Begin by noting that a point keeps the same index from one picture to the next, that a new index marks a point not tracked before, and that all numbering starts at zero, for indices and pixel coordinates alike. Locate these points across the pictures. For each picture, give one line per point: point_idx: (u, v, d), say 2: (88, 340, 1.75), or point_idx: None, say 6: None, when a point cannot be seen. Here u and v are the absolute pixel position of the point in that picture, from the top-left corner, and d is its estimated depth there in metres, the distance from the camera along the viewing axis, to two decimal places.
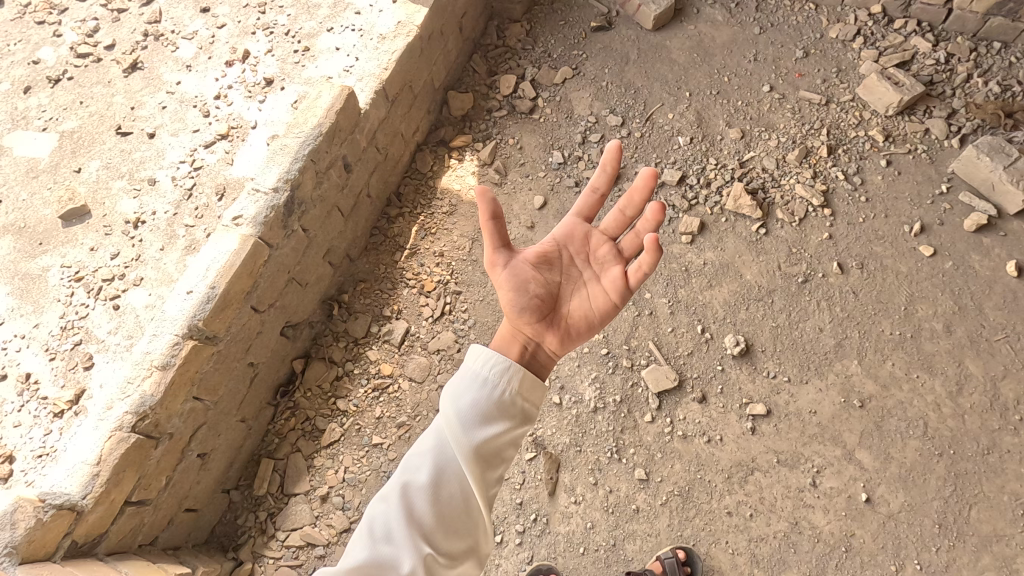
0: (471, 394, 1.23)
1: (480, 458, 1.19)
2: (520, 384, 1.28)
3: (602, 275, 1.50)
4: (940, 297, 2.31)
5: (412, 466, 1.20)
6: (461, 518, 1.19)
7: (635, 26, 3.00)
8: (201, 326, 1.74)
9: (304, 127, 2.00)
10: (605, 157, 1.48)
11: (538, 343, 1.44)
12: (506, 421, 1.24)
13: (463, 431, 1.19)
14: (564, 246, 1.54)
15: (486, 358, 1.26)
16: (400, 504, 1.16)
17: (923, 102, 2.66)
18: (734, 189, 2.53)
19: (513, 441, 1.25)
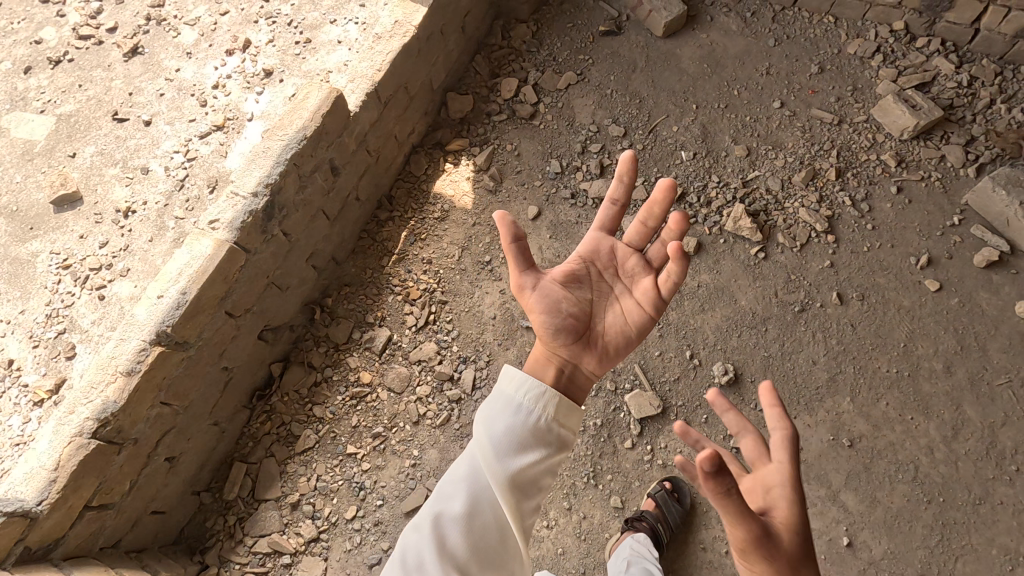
0: (506, 421, 1.29)
1: (513, 486, 1.25)
2: (555, 411, 1.33)
3: (633, 288, 1.49)
4: (942, 335, 2.22)
5: (446, 495, 1.28)
6: (494, 545, 1.26)
7: (645, 32, 2.90)
8: (170, 332, 1.71)
9: (289, 129, 1.95)
10: (621, 169, 1.47)
11: (575, 364, 1.44)
12: (540, 450, 1.29)
13: (496, 459, 1.26)
14: (591, 262, 1.53)
15: (518, 387, 1.33)
16: (434, 532, 1.24)
17: (941, 127, 2.54)
18: (735, 210, 2.44)
19: (548, 468, 1.30)
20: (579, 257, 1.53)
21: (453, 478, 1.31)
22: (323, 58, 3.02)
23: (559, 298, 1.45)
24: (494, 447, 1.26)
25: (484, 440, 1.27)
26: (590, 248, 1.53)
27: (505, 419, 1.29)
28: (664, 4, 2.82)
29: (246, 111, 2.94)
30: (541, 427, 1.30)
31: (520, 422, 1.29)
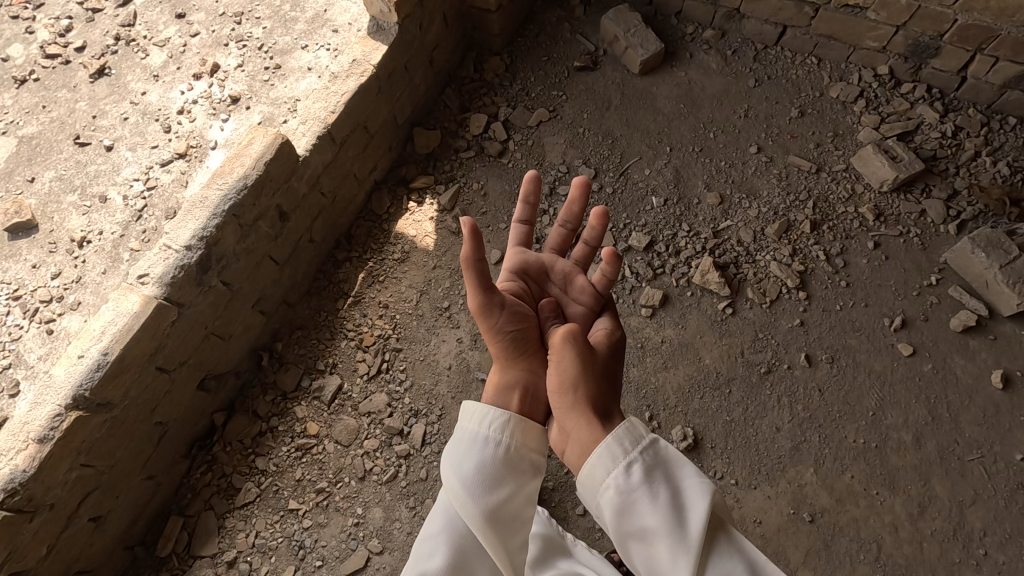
0: (473, 461, 1.26)
1: (492, 527, 1.24)
2: (522, 436, 1.31)
3: (570, 289, 1.55)
4: (914, 404, 2.12)
5: (428, 551, 1.29)
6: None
7: (621, 68, 2.80)
8: (87, 395, 1.64)
9: (229, 177, 1.87)
10: (526, 188, 1.52)
11: (538, 380, 1.43)
12: (513, 482, 1.27)
13: (470, 504, 1.23)
14: (523, 275, 1.55)
15: (480, 420, 1.31)
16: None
17: (922, 179, 2.44)
18: (703, 262, 2.35)
19: (525, 497, 1.28)
20: (511, 275, 1.55)
21: (436, 530, 1.32)
22: (292, 85, 2.93)
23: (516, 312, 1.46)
24: (464, 493, 1.24)
25: (453, 489, 1.26)
26: (519, 262, 1.55)
27: (469, 461, 1.26)
28: (641, 41, 2.72)
29: (211, 139, 2.87)
30: (509, 456, 1.28)
31: (487, 459, 1.26)
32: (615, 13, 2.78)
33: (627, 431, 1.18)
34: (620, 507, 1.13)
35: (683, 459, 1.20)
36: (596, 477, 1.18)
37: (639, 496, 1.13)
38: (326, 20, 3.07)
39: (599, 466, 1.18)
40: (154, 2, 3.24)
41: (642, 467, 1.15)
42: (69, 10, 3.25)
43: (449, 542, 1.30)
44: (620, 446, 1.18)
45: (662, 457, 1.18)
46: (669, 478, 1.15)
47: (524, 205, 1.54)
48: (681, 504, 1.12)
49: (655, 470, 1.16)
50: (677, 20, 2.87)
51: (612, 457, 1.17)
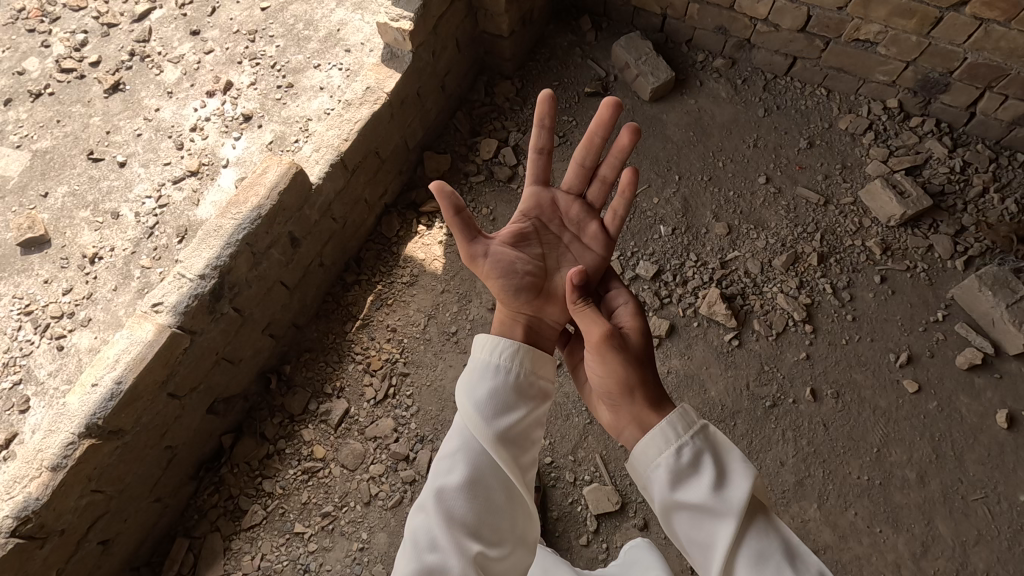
0: (486, 385, 1.35)
1: (504, 444, 1.30)
2: (531, 364, 1.41)
3: (581, 232, 1.59)
4: (918, 442, 2.12)
5: (444, 471, 1.29)
6: (503, 507, 1.28)
7: (632, 95, 2.82)
8: (100, 423, 1.68)
9: (243, 207, 1.90)
10: (540, 114, 1.49)
11: (540, 318, 1.49)
12: (524, 404, 1.36)
13: (485, 420, 1.30)
14: (535, 214, 1.58)
15: (491, 351, 1.41)
16: (441, 510, 1.23)
17: (930, 215, 2.45)
18: (710, 293, 2.36)
19: (533, 419, 1.37)
20: (522, 213, 1.58)
21: (449, 455, 1.32)
22: (304, 104, 2.94)
23: (512, 258, 1.49)
24: (479, 411, 1.31)
25: (468, 409, 1.32)
26: (531, 201, 1.59)
27: (483, 385, 1.34)
28: (652, 69, 2.74)
29: (222, 156, 2.87)
30: (519, 382, 1.38)
31: (498, 383, 1.35)
32: (626, 41, 2.80)
33: (680, 415, 1.20)
34: (671, 485, 1.16)
35: (731, 446, 1.21)
36: (647, 456, 1.21)
37: (688, 476, 1.16)
38: (339, 39, 3.08)
39: (650, 447, 1.21)
40: (169, 18, 3.26)
41: (692, 450, 1.18)
42: (85, 25, 3.28)
43: (466, 460, 1.29)
44: (672, 429, 1.20)
45: (712, 441, 1.20)
46: (716, 460, 1.17)
47: (540, 132, 1.51)
48: (725, 483, 1.14)
49: (704, 452, 1.18)
50: (687, 47, 2.89)
51: (663, 438, 1.19)
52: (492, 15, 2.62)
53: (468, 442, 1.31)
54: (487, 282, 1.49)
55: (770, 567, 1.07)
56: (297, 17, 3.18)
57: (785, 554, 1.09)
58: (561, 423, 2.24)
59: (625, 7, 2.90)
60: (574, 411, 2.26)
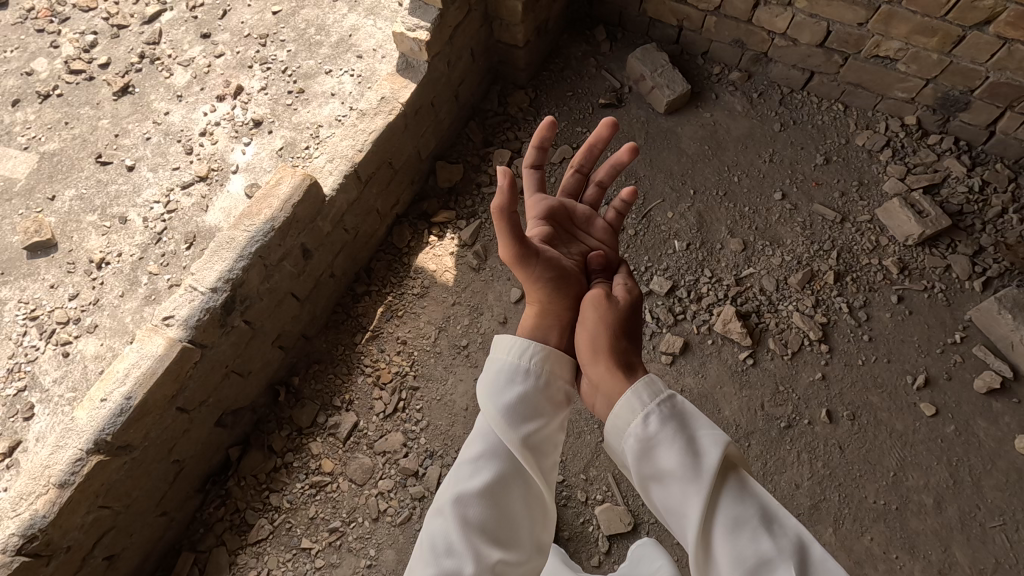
0: (514, 390, 1.30)
1: (529, 451, 1.26)
2: (555, 370, 1.35)
3: (591, 230, 1.61)
4: (935, 466, 2.10)
5: (466, 474, 1.24)
6: (522, 513, 1.25)
7: (646, 107, 2.79)
8: (110, 439, 1.67)
9: (256, 219, 1.89)
10: (540, 134, 1.51)
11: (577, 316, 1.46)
12: (549, 411, 1.31)
13: (511, 426, 1.26)
14: (550, 219, 1.55)
15: (518, 353, 1.35)
16: (461, 515, 1.18)
17: (948, 234, 2.43)
18: (725, 311, 2.34)
19: (556, 426, 1.33)
20: (537, 219, 1.54)
21: (470, 456, 1.28)
22: (315, 110, 2.90)
23: (555, 257, 1.47)
24: (505, 416, 1.26)
25: (493, 412, 1.27)
26: (544, 207, 1.55)
27: (510, 390, 1.29)
28: (668, 82, 2.72)
29: (232, 162, 2.83)
30: (545, 387, 1.34)
31: (526, 388, 1.31)
32: (642, 53, 2.78)
33: (645, 384, 1.20)
34: (640, 455, 1.16)
35: (701, 414, 1.19)
36: (618, 428, 1.20)
37: (656, 443, 1.15)
38: (351, 44, 3.04)
39: (621, 417, 1.20)
40: (179, 21, 3.23)
41: (659, 417, 1.17)
42: (95, 26, 3.24)
43: (489, 465, 1.24)
44: (638, 399, 1.20)
45: (681, 409, 1.19)
46: (685, 426, 1.15)
47: (535, 150, 1.54)
48: (695, 450, 1.12)
49: (672, 420, 1.16)
50: (703, 60, 2.86)
51: (631, 408, 1.19)
52: (507, 25, 2.60)
53: (491, 447, 1.27)
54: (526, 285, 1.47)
55: (744, 533, 1.05)
56: (309, 22, 3.13)
57: (760, 518, 1.07)
58: (573, 441, 2.21)
59: (641, 18, 2.87)
60: (586, 429, 2.23)
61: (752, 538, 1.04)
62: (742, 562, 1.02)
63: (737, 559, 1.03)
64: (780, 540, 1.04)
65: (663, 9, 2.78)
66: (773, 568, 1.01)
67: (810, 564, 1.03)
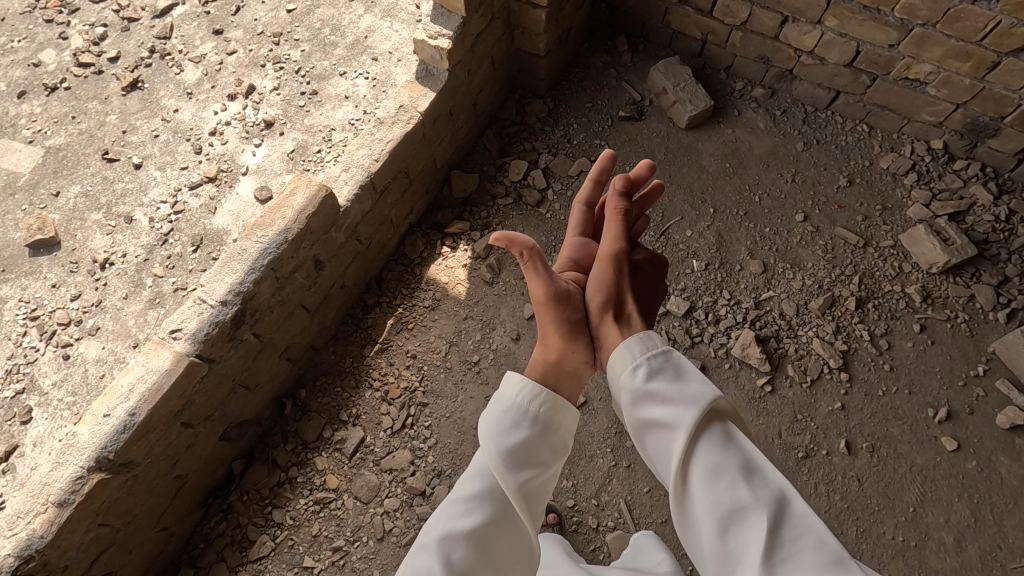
0: (517, 433, 1.26)
1: (524, 496, 1.24)
2: (557, 418, 1.32)
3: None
4: (956, 503, 2.05)
5: (457, 513, 1.19)
6: (505, 559, 1.20)
7: (667, 121, 2.74)
8: (112, 457, 1.64)
9: (269, 230, 1.84)
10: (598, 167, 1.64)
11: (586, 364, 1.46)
12: (547, 458, 1.29)
13: (509, 470, 1.22)
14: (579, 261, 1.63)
15: (526, 394, 1.30)
16: (447, 554, 1.13)
17: (973, 263, 2.37)
18: (744, 335, 2.29)
19: (550, 473, 1.31)
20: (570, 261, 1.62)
21: (463, 494, 1.22)
22: (328, 112, 2.83)
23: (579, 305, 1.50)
24: (506, 458, 1.23)
25: (494, 452, 1.23)
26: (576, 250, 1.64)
27: (514, 432, 1.26)
28: (690, 97, 2.66)
29: (242, 163, 2.76)
30: (547, 436, 1.30)
31: (529, 433, 1.28)
32: (665, 66, 2.72)
33: (639, 339, 1.31)
34: (632, 403, 1.26)
35: (696, 370, 1.27)
36: (615, 378, 1.32)
37: (644, 392, 1.24)
38: (366, 46, 2.96)
39: (615, 368, 1.31)
40: (191, 15, 3.16)
41: (649, 368, 1.26)
42: (105, 18, 3.17)
43: (482, 507, 1.20)
44: (631, 351, 1.30)
45: (673, 363, 1.28)
46: (675, 379, 1.24)
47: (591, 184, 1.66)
48: (682, 398, 1.20)
49: (663, 372, 1.25)
50: (726, 74, 2.80)
51: (623, 359, 1.29)
52: (529, 34, 2.54)
53: (486, 487, 1.22)
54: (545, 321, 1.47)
55: (721, 479, 1.11)
56: (324, 22, 3.06)
57: (741, 469, 1.12)
58: (585, 464, 2.16)
59: (664, 29, 2.81)
60: (599, 452, 2.18)
61: (729, 484, 1.10)
62: (717, 504, 1.09)
63: (713, 502, 1.10)
64: (757, 490, 1.09)
65: (688, 22, 2.72)
66: (746, 514, 1.07)
67: (787, 514, 1.07)
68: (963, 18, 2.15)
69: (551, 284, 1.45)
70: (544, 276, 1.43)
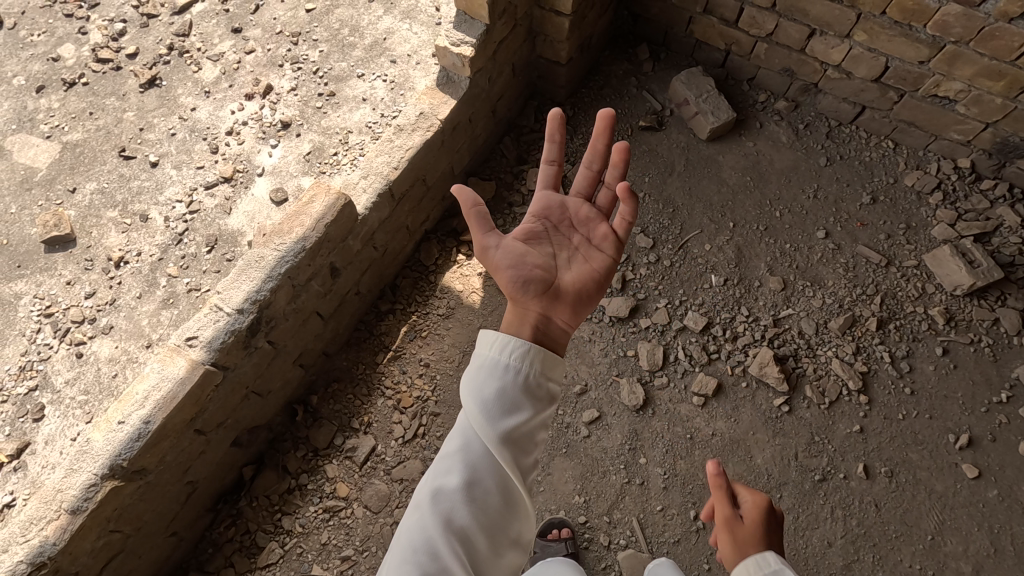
0: (493, 386, 1.19)
1: (509, 445, 1.16)
2: (541, 366, 1.24)
3: (589, 234, 1.52)
4: (975, 532, 2.01)
5: (442, 471, 1.15)
6: (504, 512, 1.15)
7: (688, 132, 2.70)
8: (125, 464, 1.63)
9: (287, 238, 1.83)
10: (551, 129, 1.53)
11: (548, 317, 1.37)
12: (533, 405, 1.21)
13: (489, 423, 1.15)
14: (544, 217, 1.53)
15: (502, 344, 1.22)
16: (439, 511, 1.10)
17: (998, 286, 2.32)
18: (762, 353, 2.25)
19: (540, 421, 1.22)
20: (532, 215, 1.53)
21: (448, 453, 1.18)
22: (345, 114, 2.81)
23: (530, 258, 1.42)
24: (484, 413, 1.16)
25: (472, 409, 1.17)
26: (541, 205, 1.54)
27: (490, 384, 1.18)
28: (712, 108, 2.62)
29: (258, 164, 2.75)
30: (530, 384, 1.22)
31: (508, 384, 1.19)
32: (687, 76, 2.68)
33: None
34: None
35: None
36: None
37: None
38: (386, 48, 2.94)
39: None
40: (210, 13, 3.14)
41: None
42: (124, 13, 3.16)
43: (466, 462, 1.15)
44: None
45: None
46: None
47: (550, 145, 1.54)
48: None
49: None
50: (749, 86, 2.77)
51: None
52: (551, 41, 2.51)
53: (469, 445, 1.16)
54: (497, 278, 1.41)
55: None
56: (343, 22, 3.04)
57: None
58: (598, 480, 2.14)
59: (688, 38, 2.77)
60: (612, 469, 2.15)
61: None
62: None
63: None
64: None
65: (712, 32, 2.68)
66: None
67: None
68: (998, 37, 2.10)
69: (491, 240, 1.42)
70: (480, 235, 1.42)
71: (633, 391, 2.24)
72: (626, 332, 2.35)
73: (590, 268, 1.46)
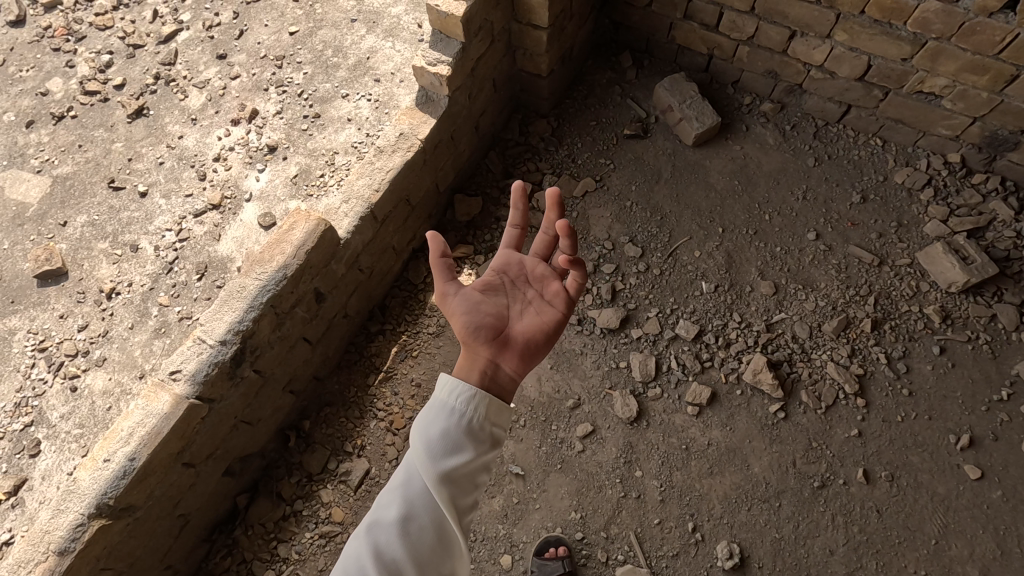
0: (438, 426, 1.19)
1: (448, 485, 1.15)
2: (486, 411, 1.25)
3: (544, 290, 1.50)
4: (980, 535, 1.97)
5: (382, 503, 1.16)
6: (438, 552, 1.13)
7: (673, 139, 2.68)
8: (111, 502, 1.64)
9: (268, 267, 1.83)
10: (514, 198, 1.50)
11: (496, 365, 1.36)
12: (475, 448, 1.20)
13: (429, 461, 1.16)
14: (503, 271, 1.53)
15: (452, 386, 1.24)
16: (373, 542, 1.11)
17: (994, 282, 2.29)
18: (756, 360, 2.22)
19: (481, 464, 1.21)
20: (491, 269, 1.54)
21: (390, 487, 1.18)
22: (331, 136, 2.82)
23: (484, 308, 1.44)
24: (426, 450, 1.16)
25: (416, 446, 1.18)
26: (501, 260, 1.54)
27: (435, 423, 1.19)
28: (696, 114, 2.60)
29: (246, 189, 2.76)
30: (474, 427, 1.22)
31: (453, 425, 1.20)
32: (670, 82, 2.67)
33: None
34: None
35: None
36: None
37: None
38: (369, 67, 2.95)
39: None
40: (195, 40, 3.16)
41: None
42: (110, 45, 3.18)
43: (406, 497, 1.15)
44: None
45: None
46: None
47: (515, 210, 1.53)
48: None
49: None
50: (734, 89, 2.75)
51: None
52: (531, 55, 2.50)
53: (411, 482, 1.16)
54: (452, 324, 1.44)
55: None
56: (326, 43, 3.05)
57: None
58: (594, 495, 2.12)
59: (670, 45, 2.76)
60: (608, 483, 2.13)
61: None
62: None
63: None
64: None
65: (693, 37, 2.67)
66: None
67: None
68: (979, 32, 2.07)
69: (448, 289, 1.46)
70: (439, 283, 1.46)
71: (627, 404, 2.22)
72: (618, 343, 2.33)
73: (542, 321, 1.46)
